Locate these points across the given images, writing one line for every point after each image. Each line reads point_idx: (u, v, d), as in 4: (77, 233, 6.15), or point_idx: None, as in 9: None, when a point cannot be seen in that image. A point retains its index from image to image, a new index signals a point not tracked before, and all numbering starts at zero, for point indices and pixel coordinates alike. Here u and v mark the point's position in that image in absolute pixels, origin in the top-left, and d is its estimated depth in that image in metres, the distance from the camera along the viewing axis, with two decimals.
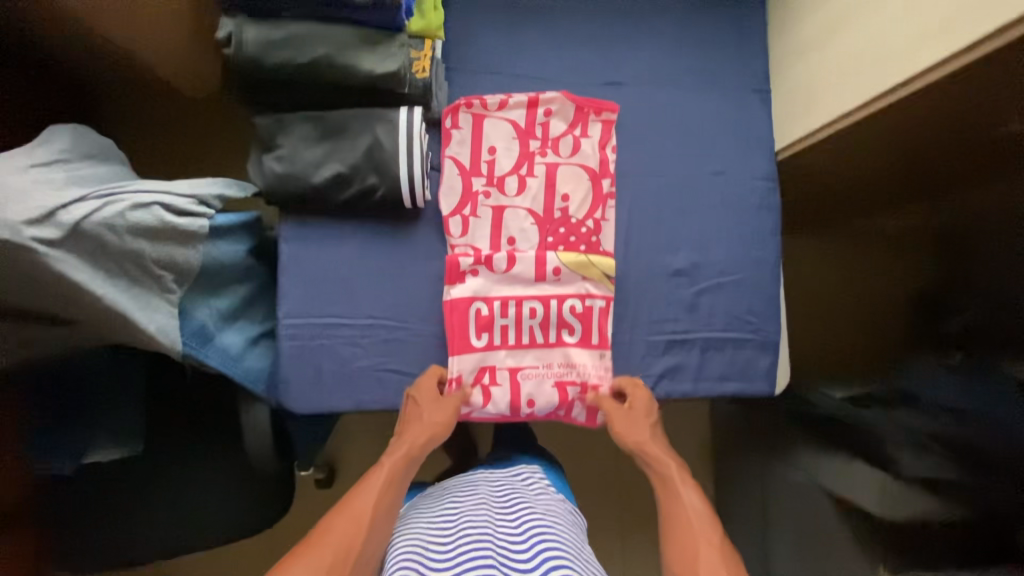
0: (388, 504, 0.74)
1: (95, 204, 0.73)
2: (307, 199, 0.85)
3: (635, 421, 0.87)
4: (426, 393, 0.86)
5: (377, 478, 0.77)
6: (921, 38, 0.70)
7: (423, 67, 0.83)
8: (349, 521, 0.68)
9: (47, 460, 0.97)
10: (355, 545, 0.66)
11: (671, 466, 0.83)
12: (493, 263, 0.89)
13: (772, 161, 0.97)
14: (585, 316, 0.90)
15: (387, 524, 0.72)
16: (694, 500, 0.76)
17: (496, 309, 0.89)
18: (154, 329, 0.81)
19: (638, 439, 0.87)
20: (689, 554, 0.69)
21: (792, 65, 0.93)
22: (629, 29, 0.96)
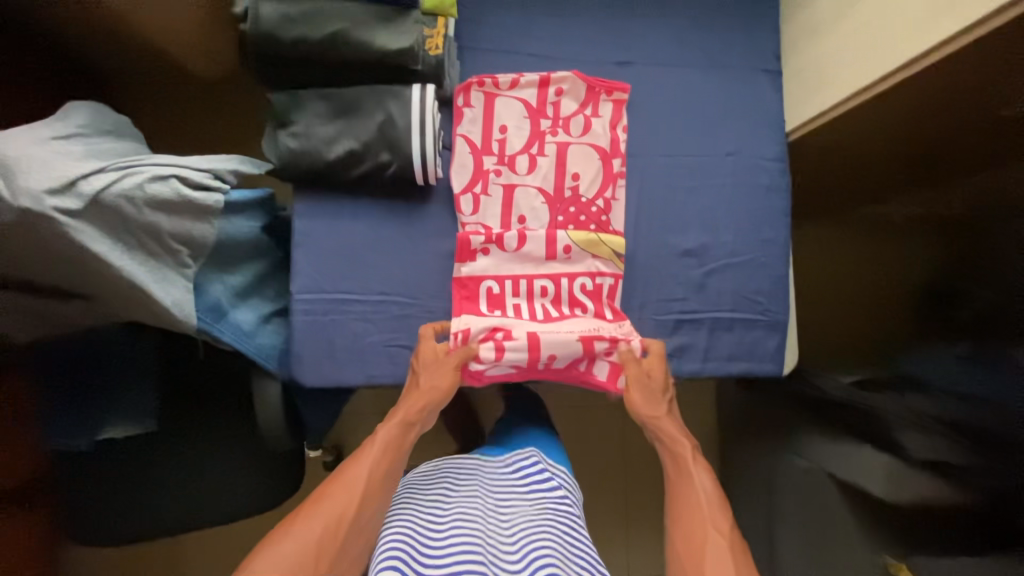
0: (383, 473, 0.77)
1: (114, 176, 0.74)
2: (321, 176, 0.86)
3: (652, 393, 0.89)
4: (428, 359, 0.86)
5: (375, 447, 0.79)
6: (935, 18, 0.71)
7: (437, 44, 0.84)
8: (342, 493, 0.72)
9: (66, 436, 1.00)
10: (347, 516, 0.69)
11: (686, 445, 0.85)
12: (504, 241, 0.89)
13: (782, 143, 0.97)
14: (595, 294, 0.91)
15: (381, 495, 0.75)
16: (705, 483, 0.79)
17: (507, 286, 0.90)
18: (170, 303, 0.83)
19: (654, 413, 0.89)
20: (696, 537, 0.71)
21: (803, 45, 0.93)
22: (640, 8, 0.96)
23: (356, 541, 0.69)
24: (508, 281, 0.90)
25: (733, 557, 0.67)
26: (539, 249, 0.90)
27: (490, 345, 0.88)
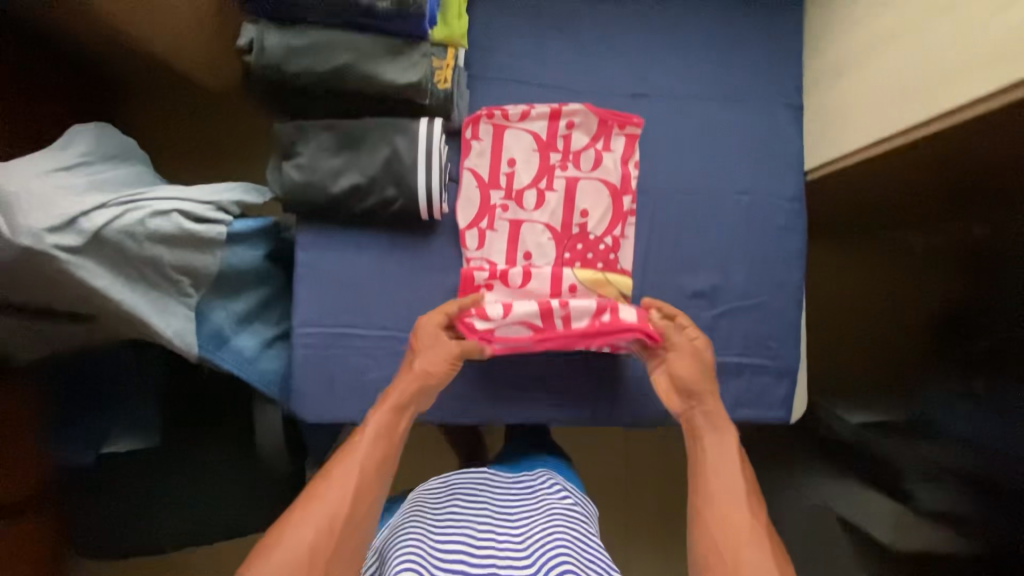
0: (380, 461, 0.72)
1: (116, 212, 0.73)
2: (325, 208, 0.84)
3: (696, 365, 0.81)
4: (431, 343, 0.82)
5: (370, 439, 0.73)
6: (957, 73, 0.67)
7: (446, 77, 0.81)
8: (337, 493, 0.66)
9: (76, 446, 1.04)
10: (341, 517, 0.65)
11: (728, 427, 0.77)
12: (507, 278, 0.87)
13: (801, 181, 0.94)
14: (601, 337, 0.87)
15: (377, 492, 0.70)
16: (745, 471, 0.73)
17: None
18: (171, 333, 0.84)
19: (697, 386, 0.80)
20: (733, 523, 0.66)
21: (825, 81, 0.89)
22: (658, 40, 0.93)
23: (354, 544, 0.65)
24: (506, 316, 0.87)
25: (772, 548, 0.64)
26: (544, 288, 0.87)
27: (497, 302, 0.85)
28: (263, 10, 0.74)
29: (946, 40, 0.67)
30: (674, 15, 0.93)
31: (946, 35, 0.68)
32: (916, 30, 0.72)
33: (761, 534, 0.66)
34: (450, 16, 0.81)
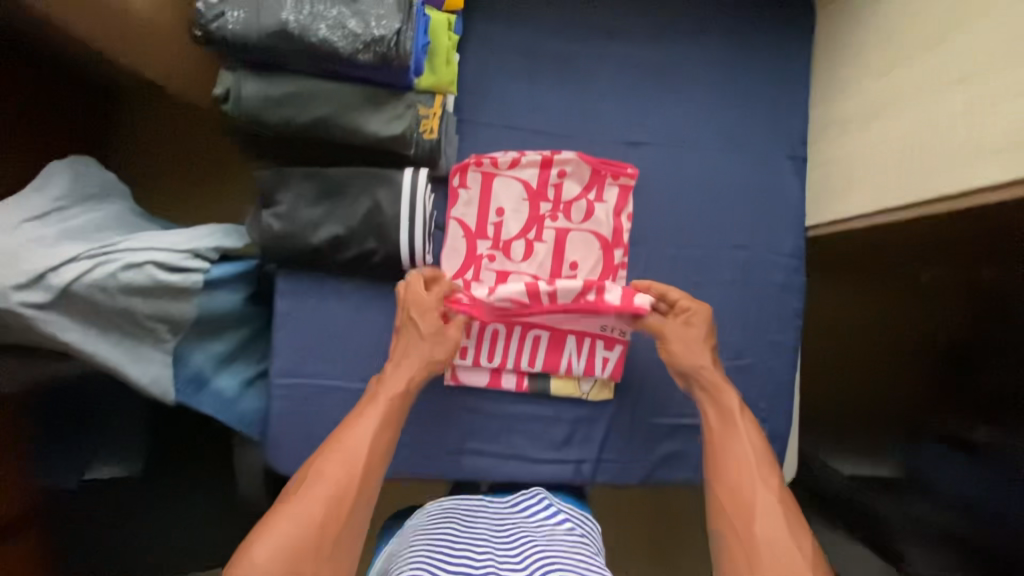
0: (384, 445, 0.69)
1: (87, 266, 0.71)
2: (305, 258, 0.82)
3: (691, 345, 0.78)
4: (428, 321, 0.77)
5: (371, 418, 0.70)
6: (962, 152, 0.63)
7: (432, 127, 0.78)
8: (339, 474, 0.63)
9: (54, 471, 0.97)
10: (347, 497, 0.62)
11: (733, 394, 0.75)
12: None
13: (801, 237, 0.90)
14: (591, 350, 0.85)
15: (381, 469, 0.67)
16: (755, 434, 0.70)
17: (483, 343, 0.84)
18: (147, 381, 0.81)
19: (699, 362, 0.77)
20: (746, 505, 0.64)
21: (830, 135, 0.85)
22: (658, 85, 0.89)
23: (359, 520, 0.63)
24: (485, 334, 0.84)
25: (788, 523, 0.61)
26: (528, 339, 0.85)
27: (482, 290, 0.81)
28: (239, 58, 0.71)
29: (956, 116, 0.63)
30: (675, 60, 0.89)
31: (956, 113, 0.63)
32: (926, 101, 0.68)
33: (775, 509, 0.63)
34: (439, 62, 0.77)
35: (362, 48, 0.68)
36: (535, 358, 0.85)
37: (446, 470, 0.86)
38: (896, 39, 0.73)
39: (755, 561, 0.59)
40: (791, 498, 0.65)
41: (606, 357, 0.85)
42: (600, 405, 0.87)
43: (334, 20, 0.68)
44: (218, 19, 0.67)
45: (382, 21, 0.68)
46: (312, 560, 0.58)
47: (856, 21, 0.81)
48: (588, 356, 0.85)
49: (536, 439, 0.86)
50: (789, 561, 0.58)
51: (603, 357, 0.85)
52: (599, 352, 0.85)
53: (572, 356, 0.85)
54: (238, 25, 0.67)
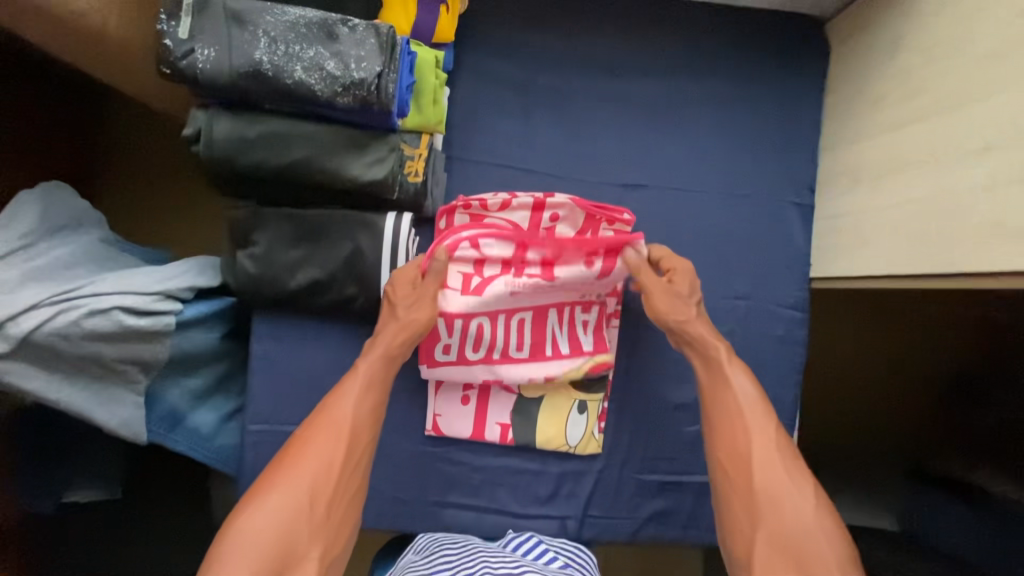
0: (370, 409, 0.67)
1: (48, 314, 0.69)
2: (282, 302, 0.78)
3: (676, 299, 0.73)
4: (401, 289, 0.72)
5: (356, 384, 0.67)
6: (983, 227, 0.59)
7: (417, 169, 0.73)
8: (326, 441, 0.63)
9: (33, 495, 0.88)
10: (336, 464, 0.62)
11: (719, 344, 0.71)
12: (472, 289, 0.77)
13: (804, 288, 0.85)
14: (573, 323, 0.81)
15: (371, 434, 0.66)
16: (744, 385, 0.67)
17: (467, 336, 0.79)
18: (115, 423, 0.78)
19: (682, 317, 0.72)
20: (743, 460, 0.63)
21: (839, 185, 0.80)
22: (658, 124, 0.84)
23: (351, 484, 0.63)
24: (469, 328, 0.79)
25: (786, 470, 0.62)
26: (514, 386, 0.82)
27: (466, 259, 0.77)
28: (211, 96, 0.67)
29: (979, 186, 0.59)
30: (676, 99, 0.84)
31: (979, 183, 0.59)
32: (948, 164, 0.63)
33: (776, 461, 0.62)
34: (426, 102, 0.73)
35: (341, 91, 0.64)
36: (523, 342, 0.80)
37: (425, 523, 0.83)
38: (915, 92, 0.68)
39: (755, 509, 0.60)
40: (789, 441, 0.65)
41: (585, 321, 0.81)
42: (588, 459, 0.84)
43: (311, 61, 0.63)
44: (188, 56, 0.63)
45: (363, 63, 0.64)
46: (307, 526, 0.58)
47: (872, 67, 0.76)
48: (570, 327, 0.81)
49: (521, 493, 0.83)
50: (793, 511, 0.59)
51: (583, 321, 0.81)
52: (578, 317, 0.81)
53: (556, 330, 0.80)
54: (208, 64, 0.63)
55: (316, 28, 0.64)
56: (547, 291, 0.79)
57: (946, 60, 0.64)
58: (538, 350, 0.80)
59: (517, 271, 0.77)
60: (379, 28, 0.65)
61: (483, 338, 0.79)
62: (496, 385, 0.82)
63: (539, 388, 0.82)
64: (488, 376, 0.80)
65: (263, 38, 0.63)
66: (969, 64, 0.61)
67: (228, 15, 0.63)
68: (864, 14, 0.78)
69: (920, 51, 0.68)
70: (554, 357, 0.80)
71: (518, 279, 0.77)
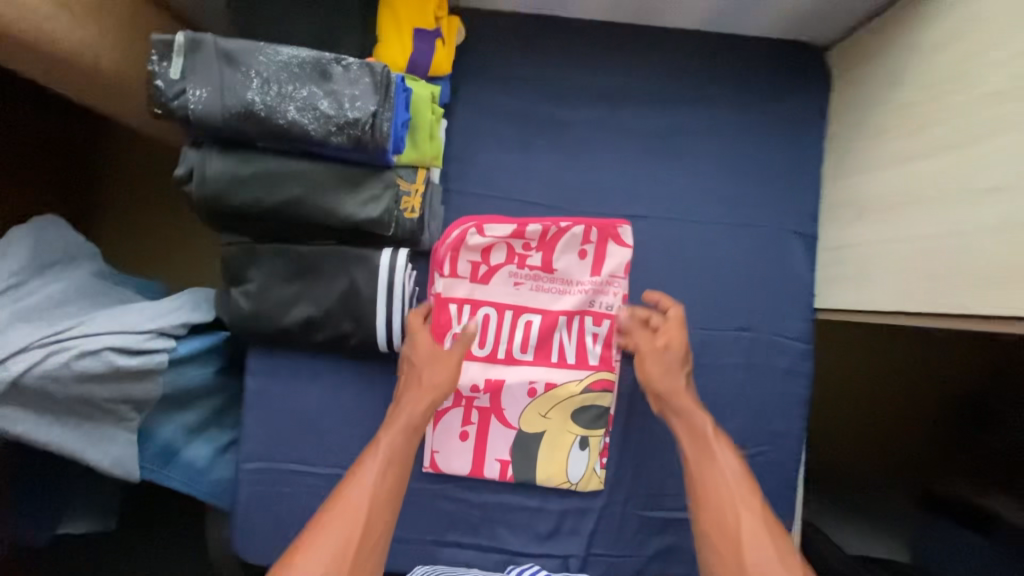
0: (391, 487, 0.66)
1: (38, 356, 0.67)
2: (276, 339, 0.76)
3: (668, 365, 0.75)
4: (421, 353, 0.74)
5: (376, 459, 0.67)
6: (994, 273, 0.57)
7: (413, 205, 0.72)
8: (344, 521, 0.61)
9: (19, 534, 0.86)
10: (353, 548, 0.60)
11: (705, 418, 0.71)
12: (478, 277, 0.80)
13: (809, 319, 0.84)
14: (579, 336, 0.81)
15: (391, 510, 0.64)
16: (730, 461, 0.68)
17: (473, 329, 0.80)
18: (108, 463, 0.76)
19: (672, 385, 0.74)
20: (730, 533, 0.63)
21: (844, 216, 0.79)
22: (655, 153, 0.83)
23: (371, 564, 0.61)
24: (476, 318, 0.80)
25: (771, 540, 0.61)
26: (514, 421, 0.81)
27: (471, 255, 0.79)
28: (203, 135, 0.66)
29: (993, 226, 0.57)
30: (676, 128, 0.83)
31: (990, 226, 0.58)
32: (955, 203, 0.62)
33: (762, 535, 0.62)
34: (421, 137, 0.71)
35: (336, 130, 0.63)
36: (528, 344, 0.81)
37: (424, 561, 0.81)
38: (918, 126, 0.67)
39: None
40: (770, 516, 0.64)
41: (595, 334, 0.81)
42: (590, 496, 0.82)
43: (305, 101, 0.63)
44: (180, 96, 0.62)
45: (357, 103, 0.63)
46: None
47: (874, 97, 0.75)
48: (579, 337, 0.81)
49: (521, 531, 0.81)
50: None
51: (593, 333, 0.81)
52: (589, 329, 0.81)
53: (564, 339, 0.81)
54: (199, 105, 0.62)
55: (310, 67, 0.63)
56: (554, 290, 0.81)
57: (948, 95, 0.63)
58: (543, 353, 0.81)
59: (519, 261, 0.80)
60: (374, 66, 0.64)
61: (488, 331, 0.80)
62: (496, 419, 0.81)
63: (541, 423, 0.81)
64: (490, 374, 0.80)
65: (255, 78, 0.62)
66: (974, 100, 0.60)
67: (220, 55, 0.62)
68: (867, 44, 0.77)
69: (924, 83, 0.67)
70: (559, 364, 0.81)
71: (520, 269, 0.80)
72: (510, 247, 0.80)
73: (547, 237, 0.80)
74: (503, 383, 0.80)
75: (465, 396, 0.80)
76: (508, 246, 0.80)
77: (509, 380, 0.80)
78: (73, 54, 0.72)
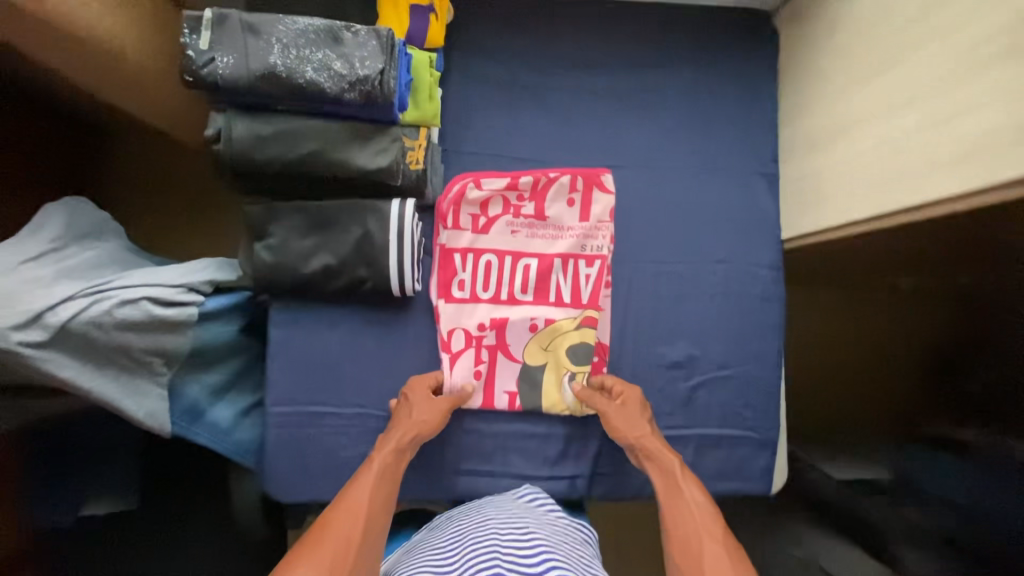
0: (383, 499, 0.69)
1: (83, 304, 0.73)
2: (298, 287, 0.84)
3: (631, 415, 0.82)
4: (416, 393, 0.82)
5: (370, 474, 0.71)
6: (920, 172, 0.66)
7: (418, 158, 0.81)
8: (349, 519, 0.63)
9: (49, 507, 0.89)
10: (354, 542, 0.60)
11: (671, 458, 0.77)
12: (479, 228, 0.88)
13: (778, 250, 0.93)
14: (573, 277, 0.89)
15: (384, 520, 0.67)
16: (697, 495, 0.71)
17: (478, 274, 0.89)
18: (143, 415, 0.81)
19: (638, 432, 0.80)
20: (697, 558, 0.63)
21: (800, 153, 0.89)
22: (629, 108, 0.93)
23: (370, 559, 0.62)
24: (479, 264, 0.89)
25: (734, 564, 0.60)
26: (519, 356, 0.88)
27: (472, 207, 0.88)
28: (229, 100, 0.74)
29: (914, 131, 0.67)
30: (647, 88, 0.94)
31: (912, 130, 0.67)
32: (883, 120, 0.72)
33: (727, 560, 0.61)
34: (422, 98, 0.80)
35: (348, 87, 0.72)
36: (527, 285, 0.89)
37: (443, 490, 0.87)
38: (852, 64, 0.78)
39: None
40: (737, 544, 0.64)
41: (588, 274, 0.89)
42: (591, 420, 0.89)
43: (320, 63, 0.72)
44: (209, 64, 0.71)
45: (366, 62, 0.72)
46: None
47: (816, 47, 0.86)
48: (573, 278, 0.89)
49: (530, 456, 0.88)
50: None
51: (586, 274, 0.89)
52: (582, 271, 0.89)
53: (561, 280, 0.89)
54: (227, 70, 0.70)
55: (323, 33, 0.72)
56: (547, 235, 0.89)
57: (872, 33, 0.74)
58: (541, 294, 0.89)
59: (515, 211, 0.89)
60: (379, 31, 0.73)
61: (490, 276, 0.89)
62: (504, 356, 0.88)
63: (542, 356, 0.88)
64: (494, 314, 0.88)
65: (276, 44, 0.71)
66: (891, 35, 0.71)
67: (244, 27, 0.71)
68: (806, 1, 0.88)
69: (854, 29, 0.78)
70: (557, 304, 0.89)
71: (517, 218, 0.89)
72: (506, 199, 0.89)
73: (537, 187, 0.88)
74: (507, 321, 0.88)
75: (475, 336, 0.87)
76: (504, 198, 0.88)
77: (513, 318, 0.88)
78: (101, 45, 0.80)
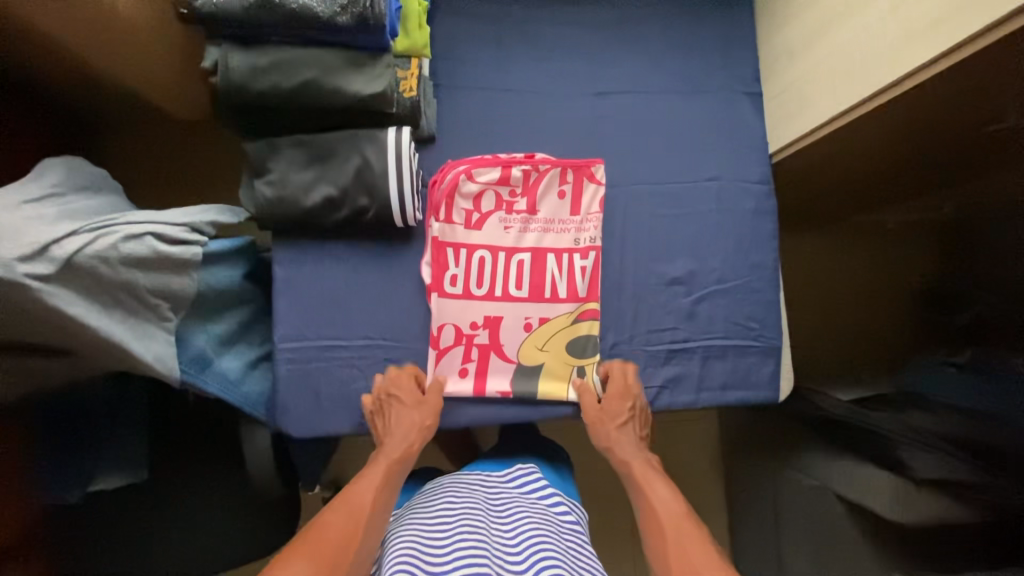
0: (385, 500, 0.72)
1: (87, 238, 0.72)
2: (298, 222, 0.84)
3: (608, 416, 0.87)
4: (408, 390, 0.84)
5: (373, 477, 0.74)
6: (901, 51, 0.70)
7: (411, 86, 0.84)
8: (352, 517, 0.66)
9: (55, 482, 0.84)
10: (354, 541, 0.64)
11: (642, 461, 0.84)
12: (472, 223, 0.89)
13: (766, 164, 0.96)
14: (569, 270, 0.90)
15: (384, 521, 0.69)
16: (665, 490, 0.78)
17: (471, 270, 0.89)
18: (152, 359, 0.80)
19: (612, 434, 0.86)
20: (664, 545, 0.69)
21: (780, 67, 0.92)
22: (613, 37, 0.96)
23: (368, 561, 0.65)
24: (473, 260, 0.89)
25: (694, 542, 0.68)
26: (513, 356, 0.89)
27: (463, 205, 0.89)
28: (225, 33, 0.77)
29: (887, 15, 0.71)
30: (627, 17, 0.97)
31: (887, 14, 0.71)
32: (862, 12, 0.75)
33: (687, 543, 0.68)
34: (412, 26, 0.84)
35: (340, 10, 0.74)
36: (522, 281, 0.89)
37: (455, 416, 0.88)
38: None
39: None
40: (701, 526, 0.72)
41: (584, 267, 0.90)
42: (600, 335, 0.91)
43: None
44: None
45: None
46: None
47: None
48: (569, 273, 0.90)
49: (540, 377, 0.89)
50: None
51: (581, 266, 0.90)
52: (577, 263, 0.90)
53: (555, 275, 0.89)
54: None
55: None
56: (540, 229, 0.90)
57: None
58: (536, 290, 0.89)
59: (507, 208, 0.90)
60: None
61: (482, 274, 0.89)
62: (496, 355, 0.88)
63: (539, 355, 0.89)
64: (489, 312, 0.89)
65: None
66: None
67: None
68: None
69: None
70: (552, 299, 0.89)
71: (509, 214, 0.90)
72: (499, 194, 0.89)
73: (529, 182, 0.90)
74: (501, 319, 0.89)
75: (465, 333, 0.88)
76: (496, 193, 0.89)
77: (506, 316, 0.89)
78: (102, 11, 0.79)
